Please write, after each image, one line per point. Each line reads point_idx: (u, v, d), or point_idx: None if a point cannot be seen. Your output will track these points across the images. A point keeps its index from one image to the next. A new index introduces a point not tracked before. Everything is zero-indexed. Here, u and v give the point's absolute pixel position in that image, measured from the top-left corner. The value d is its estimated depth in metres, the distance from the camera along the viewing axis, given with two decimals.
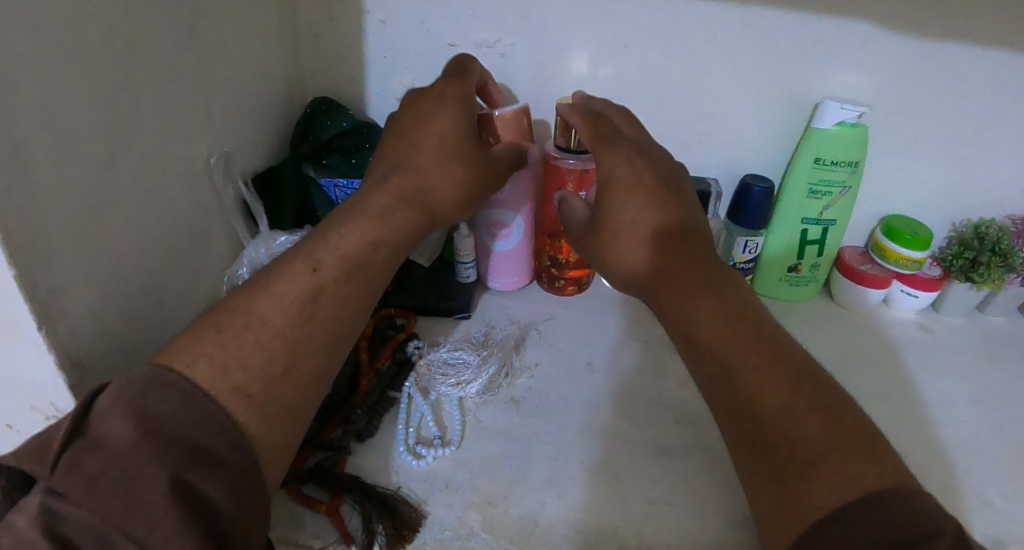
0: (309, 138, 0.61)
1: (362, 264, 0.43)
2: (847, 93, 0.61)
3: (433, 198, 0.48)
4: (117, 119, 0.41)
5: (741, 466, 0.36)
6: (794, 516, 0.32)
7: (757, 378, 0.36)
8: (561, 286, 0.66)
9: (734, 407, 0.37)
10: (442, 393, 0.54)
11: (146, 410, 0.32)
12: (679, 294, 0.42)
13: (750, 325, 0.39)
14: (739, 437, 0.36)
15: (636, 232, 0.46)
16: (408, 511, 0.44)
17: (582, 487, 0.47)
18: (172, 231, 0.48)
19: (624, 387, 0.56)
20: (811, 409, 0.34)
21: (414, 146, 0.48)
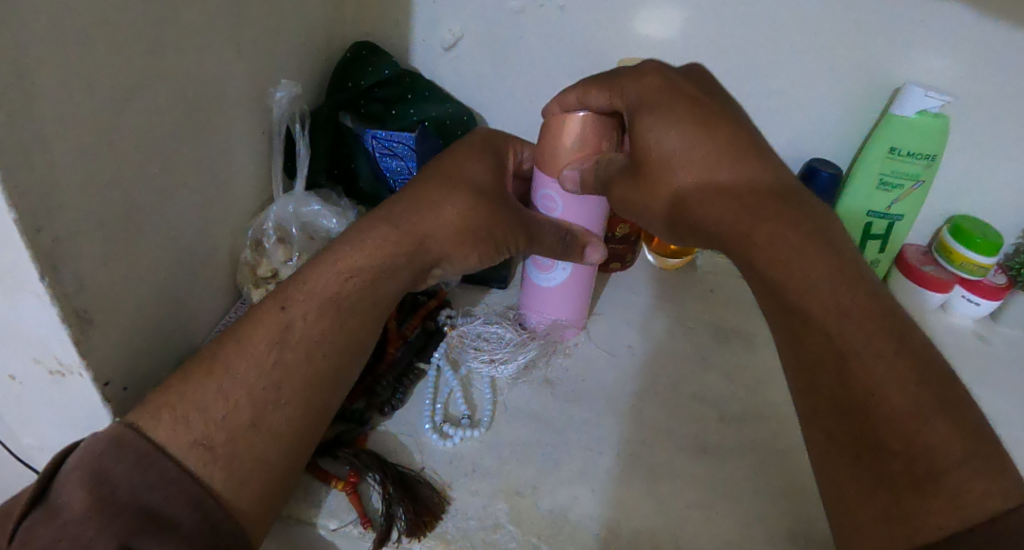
0: (348, 85, 0.56)
1: (333, 297, 0.41)
2: (934, 80, 0.56)
3: (424, 227, 0.44)
4: (136, 52, 0.37)
5: (836, 469, 0.33)
6: (903, 531, 0.30)
7: (878, 373, 0.31)
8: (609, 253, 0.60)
9: (839, 401, 0.32)
10: (473, 368, 0.51)
11: (99, 476, 0.32)
12: (767, 234, 0.36)
13: (851, 292, 0.34)
14: (844, 440, 0.32)
15: (696, 172, 0.38)
16: (430, 494, 0.42)
17: (615, 484, 0.44)
18: (189, 181, 0.44)
19: (665, 378, 0.52)
20: (935, 412, 0.30)
21: (429, 181, 0.45)
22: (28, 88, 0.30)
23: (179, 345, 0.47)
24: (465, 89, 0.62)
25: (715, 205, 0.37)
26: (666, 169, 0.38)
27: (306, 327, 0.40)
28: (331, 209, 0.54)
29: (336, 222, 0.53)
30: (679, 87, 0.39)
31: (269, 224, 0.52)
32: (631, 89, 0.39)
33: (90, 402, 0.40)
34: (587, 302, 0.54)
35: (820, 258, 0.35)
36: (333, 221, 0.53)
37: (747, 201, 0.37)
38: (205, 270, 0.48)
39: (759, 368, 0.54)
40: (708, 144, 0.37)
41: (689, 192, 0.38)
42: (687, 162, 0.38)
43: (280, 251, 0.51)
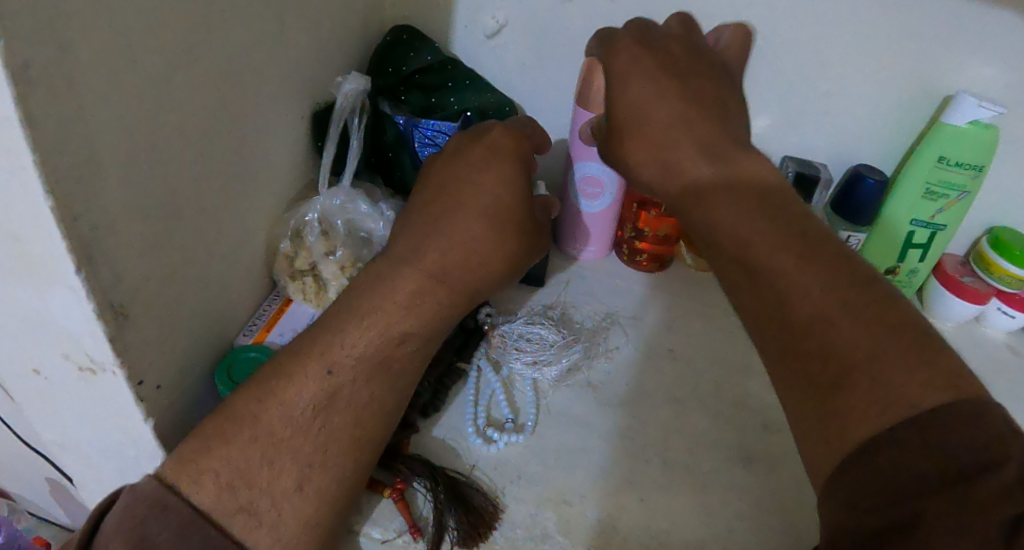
0: (388, 70, 0.54)
1: (391, 325, 0.40)
2: (986, 90, 0.55)
3: (473, 280, 0.43)
4: (178, 26, 0.34)
5: (782, 397, 0.31)
6: (834, 426, 0.29)
7: (782, 276, 0.32)
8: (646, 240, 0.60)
9: (755, 307, 0.33)
10: (515, 370, 0.49)
11: (140, 541, 0.30)
12: (705, 166, 0.37)
13: (748, 207, 0.35)
14: (772, 358, 0.32)
15: (657, 125, 0.39)
16: (481, 501, 0.41)
17: (662, 494, 0.43)
18: (226, 167, 0.42)
19: (708, 383, 0.51)
20: (838, 310, 0.30)
21: (464, 217, 0.43)
22: (69, 62, 0.28)
23: (212, 339, 0.45)
24: (505, 78, 0.59)
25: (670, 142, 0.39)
26: (635, 108, 0.40)
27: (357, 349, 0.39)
28: (378, 209, 0.51)
29: (381, 225, 0.51)
30: (655, 44, 0.40)
31: (312, 216, 0.49)
32: (608, 46, 0.42)
33: (122, 401, 0.38)
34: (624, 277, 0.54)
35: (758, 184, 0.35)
36: (377, 224, 0.51)
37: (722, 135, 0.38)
38: (240, 261, 0.46)
39: None
40: (682, 98, 0.39)
41: (660, 149, 0.39)
42: (655, 105, 0.39)
43: (321, 245, 0.49)
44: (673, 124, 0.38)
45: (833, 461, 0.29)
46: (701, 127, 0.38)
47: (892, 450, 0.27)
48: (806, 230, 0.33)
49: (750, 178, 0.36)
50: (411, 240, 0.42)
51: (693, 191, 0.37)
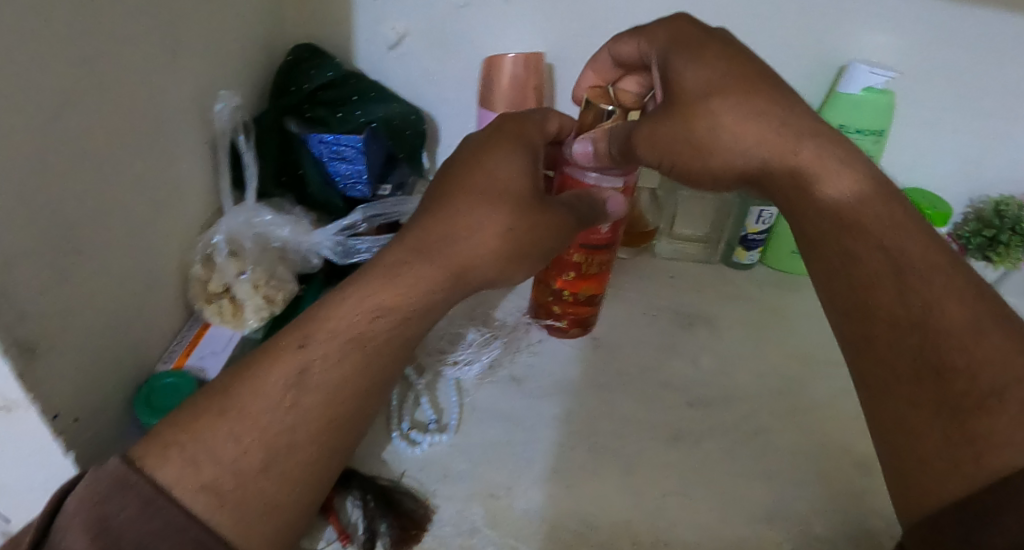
0: (292, 89, 0.55)
1: (354, 335, 0.36)
2: (878, 57, 0.56)
3: (464, 256, 0.38)
4: (68, 63, 0.35)
5: (901, 402, 0.34)
6: (968, 453, 0.31)
7: (933, 288, 0.34)
8: (578, 304, 0.52)
9: (884, 326, 0.35)
10: (438, 372, 0.50)
11: (99, 522, 0.29)
12: (857, 175, 0.38)
13: (933, 239, 0.36)
14: (903, 364, 0.34)
15: (744, 112, 0.39)
16: (413, 503, 0.41)
17: (594, 478, 0.44)
18: (132, 196, 0.42)
19: (632, 367, 0.53)
20: (991, 328, 0.33)
21: (478, 201, 0.38)
22: None
23: (130, 367, 0.45)
24: (412, 87, 0.61)
25: (757, 141, 0.39)
26: (717, 87, 0.39)
27: (315, 365, 0.35)
28: (284, 219, 0.52)
29: (289, 230, 0.52)
30: (711, 33, 0.41)
31: (218, 238, 0.50)
32: (668, 30, 0.42)
33: (39, 436, 0.38)
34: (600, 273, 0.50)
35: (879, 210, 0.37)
36: (285, 230, 0.52)
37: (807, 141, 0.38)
38: (154, 288, 0.46)
39: (726, 350, 0.55)
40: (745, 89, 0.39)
41: (749, 118, 0.39)
42: (733, 98, 0.39)
43: (231, 265, 0.49)
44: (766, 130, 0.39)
45: (958, 483, 0.31)
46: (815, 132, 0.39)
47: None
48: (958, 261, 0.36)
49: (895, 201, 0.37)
50: (398, 251, 0.38)
51: (807, 210, 0.39)
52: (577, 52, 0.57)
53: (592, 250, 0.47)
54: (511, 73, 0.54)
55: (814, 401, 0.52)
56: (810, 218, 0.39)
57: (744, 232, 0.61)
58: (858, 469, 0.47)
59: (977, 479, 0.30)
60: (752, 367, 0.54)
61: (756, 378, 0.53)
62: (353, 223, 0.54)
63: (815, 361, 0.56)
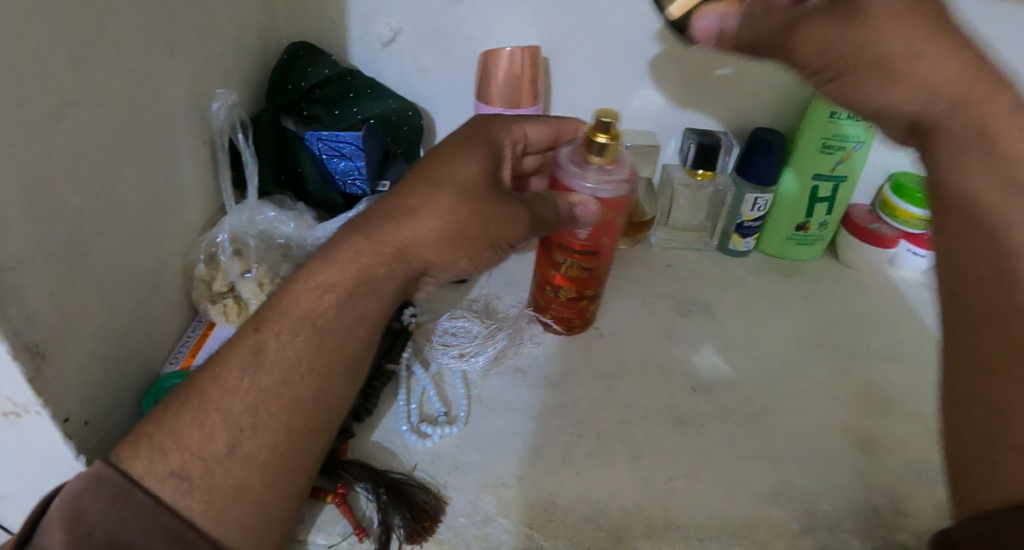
0: (289, 87, 0.55)
1: (309, 314, 0.38)
2: None
3: (407, 236, 0.40)
4: (67, 67, 0.35)
5: (1001, 406, 0.30)
6: None
7: None
8: (568, 307, 0.52)
9: (978, 315, 0.32)
10: (443, 365, 0.51)
11: (76, 516, 0.31)
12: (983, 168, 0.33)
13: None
14: (1017, 368, 0.30)
15: (889, 97, 0.34)
16: (426, 496, 0.42)
17: (603, 465, 0.45)
18: (134, 199, 0.42)
19: (634, 355, 0.54)
20: None
21: (435, 192, 0.41)
22: None
23: (138, 368, 0.45)
24: (408, 83, 0.61)
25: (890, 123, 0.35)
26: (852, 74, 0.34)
27: (281, 348, 0.37)
28: (288, 214, 0.51)
29: (294, 226, 0.51)
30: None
31: (222, 237, 0.49)
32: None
33: (51, 441, 0.38)
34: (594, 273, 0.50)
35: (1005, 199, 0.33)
36: (290, 226, 0.51)
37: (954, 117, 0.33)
38: (159, 290, 0.46)
39: (724, 336, 0.56)
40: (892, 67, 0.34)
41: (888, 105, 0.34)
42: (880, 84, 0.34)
43: (236, 264, 0.49)
44: (917, 105, 0.34)
45: None
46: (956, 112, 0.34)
47: None
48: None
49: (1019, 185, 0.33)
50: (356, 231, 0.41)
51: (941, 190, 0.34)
52: (571, 45, 0.57)
53: (579, 254, 0.48)
54: (508, 67, 0.54)
55: (812, 383, 0.53)
56: (935, 191, 0.35)
57: (739, 219, 0.62)
58: (858, 447, 0.48)
59: None
60: (751, 351, 0.55)
61: (755, 362, 0.54)
62: (358, 215, 0.52)
63: (812, 344, 0.57)
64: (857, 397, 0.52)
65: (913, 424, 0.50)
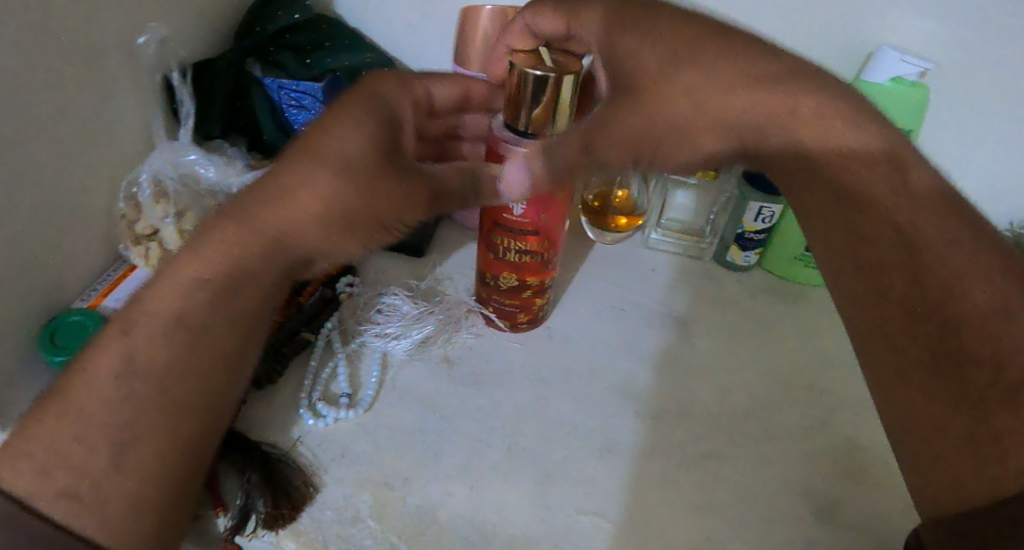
0: (258, 30, 0.52)
1: (171, 317, 0.31)
2: (915, 45, 0.48)
3: (271, 214, 0.31)
4: None
5: (918, 397, 0.29)
6: (995, 453, 0.27)
7: (954, 266, 0.29)
8: (523, 297, 0.46)
9: (894, 314, 0.30)
10: (365, 343, 0.46)
11: None
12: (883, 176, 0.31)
13: (953, 211, 0.30)
14: (924, 356, 0.29)
15: (704, 100, 0.32)
16: (295, 481, 0.38)
17: (504, 483, 0.40)
18: (52, 125, 0.39)
19: (582, 365, 0.47)
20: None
21: (301, 165, 0.31)
22: None
23: (45, 300, 0.43)
24: (392, 37, 0.57)
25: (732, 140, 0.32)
26: (669, 80, 0.32)
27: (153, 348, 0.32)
28: (213, 160, 0.49)
29: (215, 174, 0.48)
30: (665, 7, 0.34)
31: (142, 178, 0.47)
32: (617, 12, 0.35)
33: None
34: (545, 260, 0.44)
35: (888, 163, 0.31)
36: (211, 172, 0.48)
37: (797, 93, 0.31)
38: (78, 222, 0.44)
39: (692, 360, 0.49)
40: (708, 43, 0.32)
41: (725, 108, 0.32)
42: (689, 86, 0.32)
43: (156, 207, 0.47)
44: (747, 84, 0.31)
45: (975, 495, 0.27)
46: (809, 78, 0.31)
47: None
48: (992, 235, 0.30)
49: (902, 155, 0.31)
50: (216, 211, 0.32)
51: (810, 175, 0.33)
52: None
53: (528, 236, 0.42)
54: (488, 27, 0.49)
55: (783, 430, 0.45)
56: (809, 180, 0.33)
57: (740, 229, 0.54)
58: (815, 514, 0.41)
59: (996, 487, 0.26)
60: (718, 381, 0.48)
61: (721, 395, 0.47)
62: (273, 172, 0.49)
63: (796, 384, 0.49)
64: (831, 457, 0.44)
65: (890, 499, 0.42)
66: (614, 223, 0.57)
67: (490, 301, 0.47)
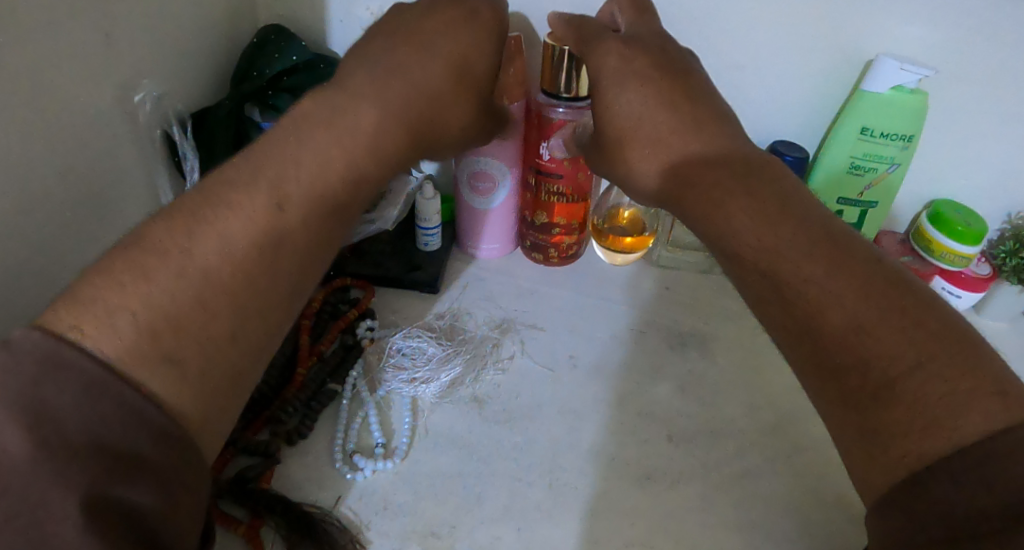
0: (254, 74, 0.51)
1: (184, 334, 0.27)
2: (914, 53, 0.47)
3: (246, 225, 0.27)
4: None
5: (814, 401, 0.29)
6: (879, 444, 0.26)
7: (814, 283, 0.28)
8: (554, 235, 0.55)
9: (792, 328, 0.29)
10: (393, 388, 0.46)
11: None
12: (760, 209, 0.32)
13: (821, 242, 0.29)
14: (801, 363, 0.29)
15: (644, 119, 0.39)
16: (342, 540, 0.38)
17: (548, 523, 0.40)
18: (62, 193, 0.38)
19: (608, 391, 0.48)
20: (873, 316, 0.27)
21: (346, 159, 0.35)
22: None
23: None
24: None
25: (706, 190, 0.35)
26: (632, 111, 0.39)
27: None
28: None
29: None
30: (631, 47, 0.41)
31: None
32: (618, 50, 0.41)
33: None
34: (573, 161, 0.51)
35: (828, 250, 0.29)
36: None
37: (737, 186, 0.34)
38: None
39: (713, 377, 0.50)
40: (683, 105, 0.39)
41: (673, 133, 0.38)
42: (630, 106, 0.40)
43: None
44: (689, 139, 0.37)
45: (880, 480, 0.26)
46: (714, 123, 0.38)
47: (946, 472, 0.23)
48: (834, 231, 0.30)
49: (770, 198, 0.32)
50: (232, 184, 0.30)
51: (744, 276, 0.32)
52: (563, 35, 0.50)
53: (559, 185, 0.52)
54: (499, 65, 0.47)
55: (805, 442, 0.46)
56: (707, 223, 0.34)
57: None
58: (852, 524, 0.42)
59: (890, 471, 0.25)
60: (743, 397, 0.49)
61: (748, 412, 0.48)
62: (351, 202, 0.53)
63: None
64: None
65: None
66: (622, 246, 0.57)
67: (529, 221, 0.56)
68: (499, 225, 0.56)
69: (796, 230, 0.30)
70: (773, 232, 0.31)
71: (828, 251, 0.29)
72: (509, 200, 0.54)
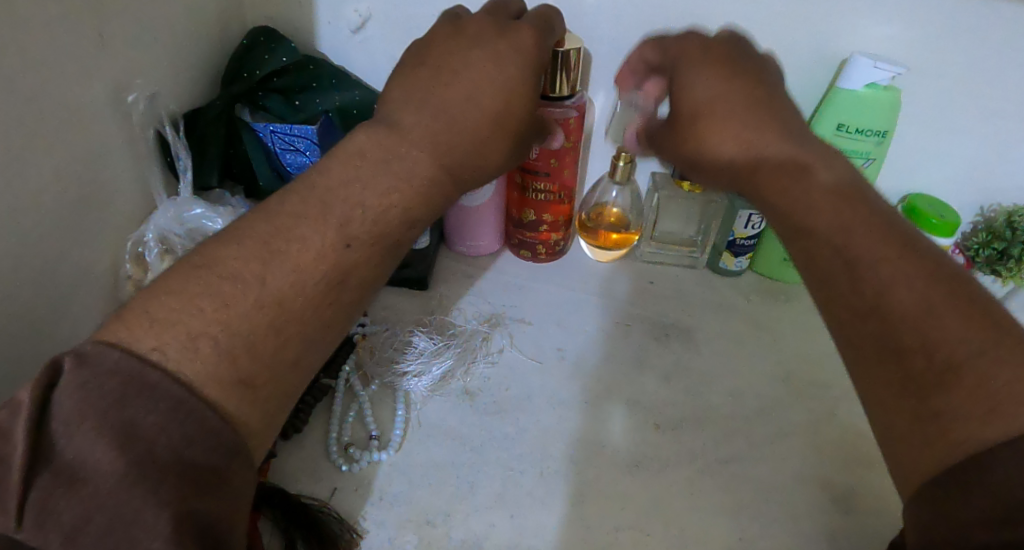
0: (245, 75, 0.51)
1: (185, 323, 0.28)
2: (887, 50, 0.49)
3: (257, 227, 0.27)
4: None
5: (863, 388, 0.31)
6: (934, 429, 0.27)
7: (887, 275, 0.31)
8: (540, 233, 0.56)
9: (858, 312, 0.31)
10: (386, 382, 0.47)
11: None
12: (839, 208, 0.34)
13: (899, 241, 0.32)
14: (865, 349, 0.31)
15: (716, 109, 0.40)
16: (340, 530, 0.38)
17: (542, 509, 0.41)
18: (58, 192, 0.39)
19: (597, 382, 0.49)
20: (945, 305, 0.29)
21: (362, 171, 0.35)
22: None
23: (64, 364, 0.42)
24: (377, 71, 0.57)
25: (784, 187, 0.37)
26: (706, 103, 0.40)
27: None
28: (218, 210, 0.48)
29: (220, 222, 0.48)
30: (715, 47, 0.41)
31: (149, 237, 0.46)
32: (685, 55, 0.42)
33: None
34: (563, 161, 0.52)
35: (898, 243, 0.32)
36: (217, 221, 0.48)
37: (803, 184, 0.37)
38: (85, 285, 0.43)
39: (698, 366, 0.51)
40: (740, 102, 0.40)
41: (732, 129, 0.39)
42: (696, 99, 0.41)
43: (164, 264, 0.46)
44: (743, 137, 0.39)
45: (930, 465, 0.27)
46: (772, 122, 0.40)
47: (994, 460, 0.24)
48: (904, 232, 0.33)
49: (871, 204, 0.34)
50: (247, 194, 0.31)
51: (815, 265, 0.34)
52: None
53: (549, 181, 0.53)
54: None
55: (787, 427, 0.47)
56: (785, 217, 0.37)
57: (731, 236, 0.56)
58: (834, 506, 0.43)
59: (942, 457, 0.27)
60: (728, 386, 0.50)
61: (733, 400, 0.49)
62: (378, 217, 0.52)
63: (798, 381, 0.51)
64: (839, 448, 0.46)
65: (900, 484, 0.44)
66: (608, 242, 0.58)
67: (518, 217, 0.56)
68: (487, 223, 0.56)
69: (875, 225, 0.33)
70: (854, 224, 0.33)
71: (901, 244, 0.32)
72: (497, 198, 0.55)
